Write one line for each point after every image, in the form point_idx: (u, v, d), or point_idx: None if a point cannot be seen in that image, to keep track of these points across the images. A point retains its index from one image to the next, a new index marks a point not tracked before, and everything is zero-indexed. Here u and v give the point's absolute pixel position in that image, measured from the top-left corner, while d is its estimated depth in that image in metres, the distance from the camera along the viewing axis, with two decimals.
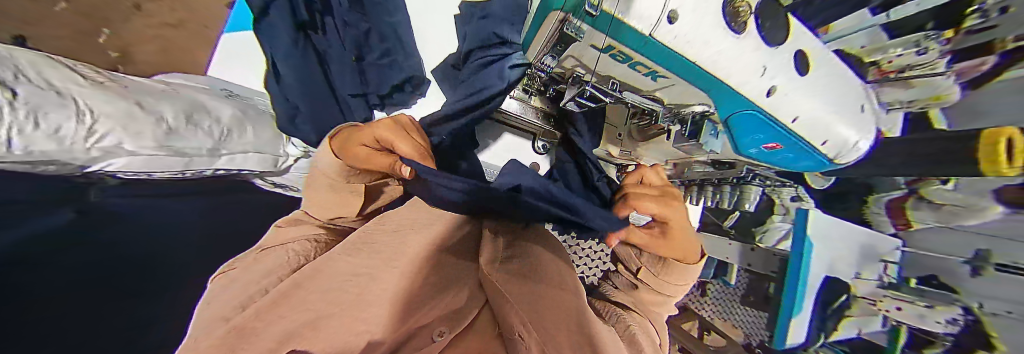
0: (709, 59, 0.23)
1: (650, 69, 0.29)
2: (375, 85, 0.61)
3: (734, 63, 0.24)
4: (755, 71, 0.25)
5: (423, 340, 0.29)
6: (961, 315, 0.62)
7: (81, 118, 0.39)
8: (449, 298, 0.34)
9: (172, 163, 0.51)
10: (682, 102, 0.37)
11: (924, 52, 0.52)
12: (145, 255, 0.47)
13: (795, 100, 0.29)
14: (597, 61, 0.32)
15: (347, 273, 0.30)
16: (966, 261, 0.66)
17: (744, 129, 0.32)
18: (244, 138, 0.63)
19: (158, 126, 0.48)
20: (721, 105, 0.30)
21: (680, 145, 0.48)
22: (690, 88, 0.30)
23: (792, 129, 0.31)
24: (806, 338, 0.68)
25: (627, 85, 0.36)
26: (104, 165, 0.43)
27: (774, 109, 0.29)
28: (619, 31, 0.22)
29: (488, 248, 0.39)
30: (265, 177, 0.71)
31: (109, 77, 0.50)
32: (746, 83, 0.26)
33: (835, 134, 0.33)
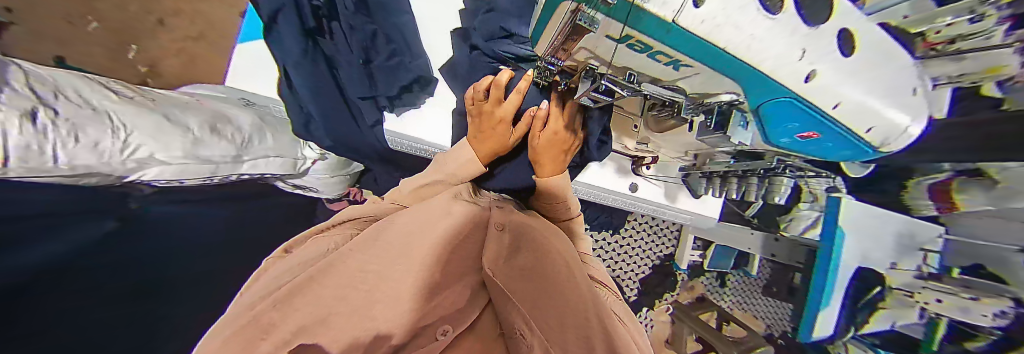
0: (742, 44, 0.21)
1: (672, 59, 0.27)
2: (383, 88, 0.60)
3: (771, 45, 0.22)
4: (793, 55, 0.23)
5: (425, 340, 0.29)
6: (1010, 307, 0.58)
7: (116, 132, 0.41)
8: (453, 295, 0.34)
9: (199, 170, 0.53)
10: (708, 91, 0.34)
11: (980, 19, 0.40)
12: (165, 262, 0.49)
13: (839, 84, 0.26)
14: (613, 53, 0.30)
15: (358, 271, 0.31)
16: (1022, 250, 0.60)
17: (778, 115, 0.30)
18: (264, 144, 0.65)
19: (187, 136, 0.51)
20: (754, 91, 0.28)
21: (705, 137, 0.45)
22: (718, 78, 0.28)
23: (832, 116, 0.29)
24: (834, 331, 0.65)
25: (645, 75, 0.34)
26: (141, 174, 0.45)
27: (814, 96, 0.26)
28: (638, 18, 0.20)
29: (494, 243, 0.41)
30: (286, 180, 0.74)
31: (139, 91, 0.52)
32: (782, 68, 0.24)
33: (882, 119, 0.30)
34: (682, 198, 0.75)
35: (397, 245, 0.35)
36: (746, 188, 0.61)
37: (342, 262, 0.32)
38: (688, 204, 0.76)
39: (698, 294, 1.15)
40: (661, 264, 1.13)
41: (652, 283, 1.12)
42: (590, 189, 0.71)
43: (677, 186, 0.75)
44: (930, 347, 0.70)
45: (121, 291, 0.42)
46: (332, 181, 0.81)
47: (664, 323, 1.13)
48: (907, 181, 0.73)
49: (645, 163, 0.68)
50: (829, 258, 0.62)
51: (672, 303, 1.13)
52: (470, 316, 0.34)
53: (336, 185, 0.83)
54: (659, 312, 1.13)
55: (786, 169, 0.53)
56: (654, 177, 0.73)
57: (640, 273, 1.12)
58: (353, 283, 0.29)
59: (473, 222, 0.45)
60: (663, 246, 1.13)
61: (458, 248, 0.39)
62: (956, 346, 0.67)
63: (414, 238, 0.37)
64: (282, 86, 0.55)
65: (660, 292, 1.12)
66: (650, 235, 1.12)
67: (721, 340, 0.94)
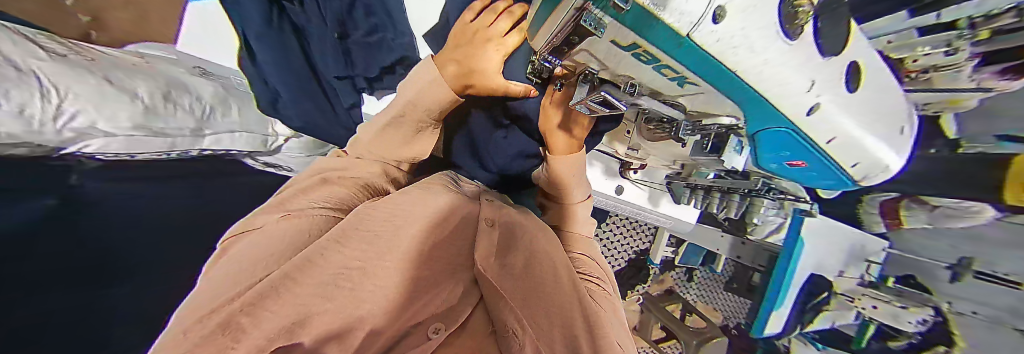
0: (755, 71, 0.19)
1: (678, 74, 0.25)
2: (362, 68, 0.55)
3: (781, 74, 0.20)
4: (802, 86, 0.22)
5: (414, 340, 0.28)
6: (930, 315, 0.67)
7: (47, 96, 0.36)
8: (444, 293, 0.31)
9: (152, 143, 0.49)
10: (706, 111, 0.33)
11: (952, 52, 0.35)
12: (122, 238, 0.46)
13: (838, 119, 0.26)
14: (617, 60, 0.28)
15: (339, 267, 0.27)
16: (949, 267, 0.68)
17: (772, 144, 0.30)
18: (229, 117, 0.59)
19: (136, 104, 0.45)
20: (754, 119, 0.27)
21: (698, 157, 0.48)
22: (718, 98, 0.27)
23: (823, 148, 0.29)
24: (783, 328, 0.72)
25: (646, 86, 0.32)
26: (82, 147, 0.41)
27: (812, 127, 0.26)
28: (650, 32, 0.18)
29: (484, 242, 0.36)
30: (256, 156, 0.69)
31: (75, 48, 0.45)
32: (788, 98, 0.22)
33: (870, 154, 0.30)
34: (664, 203, 0.76)
35: (379, 242, 0.30)
36: (726, 202, 0.66)
37: (321, 257, 0.28)
38: (669, 209, 0.78)
39: (667, 287, 1.20)
40: (636, 258, 1.18)
41: (626, 275, 1.18)
42: None
43: (661, 191, 0.76)
44: (860, 344, 0.79)
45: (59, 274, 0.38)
46: (307, 161, 0.76)
47: (634, 312, 1.20)
48: (862, 196, 0.75)
49: (633, 168, 0.70)
50: (788, 267, 0.66)
51: (643, 294, 1.20)
52: (463, 314, 0.31)
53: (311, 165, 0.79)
54: (630, 302, 1.19)
55: (767, 191, 0.58)
56: (640, 181, 0.73)
57: (616, 266, 1.17)
58: (335, 280, 0.25)
59: (466, 215, 0.41)
60: (640, 241, 1.18)
61: (446, 240, 0.35)
62: (882, 343, 0.76)
63: (395, 230, 0.32)
64: (242, 57, 0.51)
65: (633, 284, 1.18)
66: (630, 230, 1.16)
67: (684, 330, 1.02)
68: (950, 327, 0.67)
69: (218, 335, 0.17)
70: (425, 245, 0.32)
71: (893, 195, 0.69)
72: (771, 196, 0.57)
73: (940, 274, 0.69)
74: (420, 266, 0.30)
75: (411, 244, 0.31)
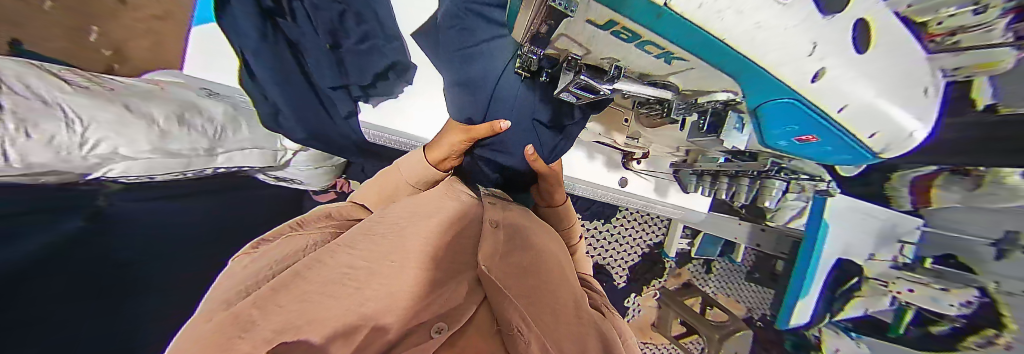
0: (745, 37, 0.18)
1: (663, 49, 0.25)
2: (355, 76, 0.57)
3: (776, 38, 0.19)
4: (802, 51, 0.20)
5: (417, 339, 0.24)
6: (974, 297, 0.61)
7: (72, 126, 0.38)
8: (450, 292, 0.29)
9: (169, 165, 0.51)
10: (699, 88, 0.33)
11: (981, 10, 0.30)
12: (144, 257, 0.49)
13: (847, 85, 0.24)
14: (598, 43, 0.28)
15: (343, 267, 0.27)
16: (992, 243, 0.61)
17: (776, 116, 0.29)
18: (239, 135, 0.62)
19: (153, 129, 0.48)
20: (754, 90, 0.26)
21: (695, 139, 0.46)
22: (712, 72, 0.26)
23: (835, 119, 0.28)
24: (810, 319, 0.69)
25: (635, 67, 0.32)
26: (106, 171, 0.44)
27: (818, 95, 0.25)
28: (626, 2, 0.18)
29: (489, 243, 0.36)
30: (268, 172, 0.72)
31: (96, 80, 0.48)
32: (784, 66, 0.21)
33: (888, 121, 0.29)
34: (671, 193, 0.75)
35: (384, 243, 0.32)
36: (738, 187, 0.63)
37: (326, 259, 0.29)
38: (678, 198, 0.76)
39: (685, 281, 1.17)
40: (650, 252, 1.15)
41: (641, 271, 1.15)
42: (580, 184, 0.71)
43: (668, 181, 0.74)
44: (897, 332, 0.74)
45: (94, 293, 0.40)
46: (316, 173, 0.78)
47: (651, 307, 1.17)
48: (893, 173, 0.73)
49: (635, 158, 0.67)
50: (812, 253, 0.63)
51: (659, 289, 1.16)
52: (468, 311, 0.28)
53: (321, 177, 0.81)
54: (647, 297, 1.16)
55: (779, 172, 0.53)
56: (645, 172, 0.71)
57: (629, 261, 1.14)
58: (341, 280, 0.26)
59: (468, 215, 0.42)
60: (652, 234, 1.14)
61: (448, 237, 0.36)
62: (920, 329, 0.71)
63: (400, 231, 0.34)
64: (242, 77, 0.50)
65: (648, 279, 1.15)
66: (641, 223, 1.13)
67: (704, 324, 0.98)
68: (999, 308, 0.60)
69: (226, 330, 0.18)
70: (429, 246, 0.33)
71: (928, 170, 0.66)
72: (785, 176, 0.54)
73: (987, 252, 0.62)
74: (428, 262, 0.31)
75: (414, 246, 0.32)
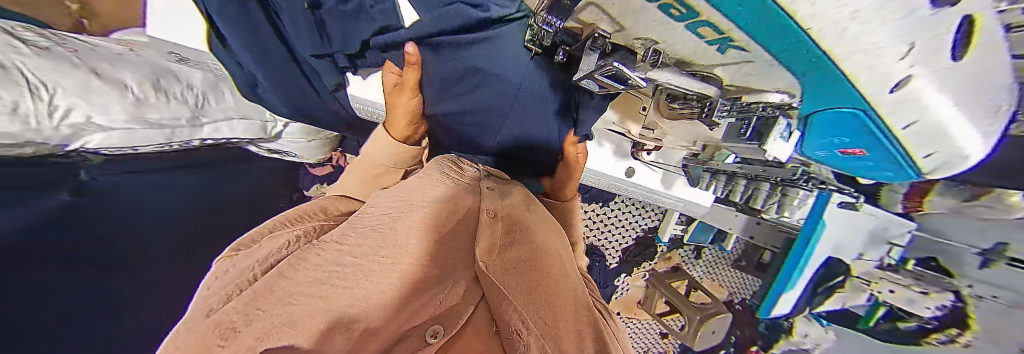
0: (833, 28, 0.15)
1: (721, 34, 0.21)
2: (339, 42, 0.50)
3: (870, 38, 0.16)
4: (894, 56, 0.17)
5: (412, 344, 0.21)
6: (948, 301, 0.62)
7: (37, 92, 0.35)
8: (445, 291, 0.27)
9: (151, 135, 0.48)
10: (750, 86, 0.30)
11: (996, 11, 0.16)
12: (131, 232, 0.48)
13: (931, 101, 0.22)
14: (637, 17, 0.24)
15: (335, 264, 0.27)
16: (979, 252, 0.58)
17: (828, 114, 0.28)
18: (224, 103, 0.58)
19: (126, 96, 0.44)
20: (815, 83, 0.24)
21: (730, 143, 0.44)
22: (771, 66, 0.23)
23: (895, 130, 0.26)
24: (791, 309, 0.73)
25: (676, 54, 0.28)
26: (84, 142, 0.41)
27: (884, 104, 0.23)
28: None
29: (488, 235, 0.35)
30: (259, 144, 0.68)
31: (55, 38, 0.43)
32: (863, 66, 0.19)
33: (952, 144, 0.26)
34: (674, 186, 0.73)
35: (378, 237, 0.31)
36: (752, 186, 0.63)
37: (318, 256, 0.28)
38: (681, 190, 0.74)
39: (674, 264, 1.21)
40: (643, 236, 1.16)
41: (633, 253, 1.17)
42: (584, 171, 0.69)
43: (676, 173, 0.72)
44: (867, 323, 0.78)
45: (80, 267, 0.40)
46: (311, 146, 0.75)
47: (638, 286, 1.22)
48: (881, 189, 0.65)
49: (646, 149, 0.65)
50: (803, 252, 0.63)
51: (649, 271, 1.20)
52: (465, 314, 0.27)
53: (316, 150, 0.78)
54: (636, 277, 1.21)
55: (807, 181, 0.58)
56: (654, 163, 0.70)
57: (623, 243, 1.16)
58: (326, 279, 0.25)
59: (471, 203, 0.41)
60: (649, 219, 1.15)
61: (449, 223, 0.34)
62: (891, 323, 0.75)
63: (395, 225, 0.33)
64: (213, 43, 0.48)
65: (638, 261, 1.18)
66: (639, 208, 1.13)
67: (687, 305, 1.05)
68: (968, 312, 0.61)
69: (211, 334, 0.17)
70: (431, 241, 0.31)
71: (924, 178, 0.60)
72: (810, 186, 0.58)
73: (972, 259, 0.59)
74: (431, 253, 0.29)
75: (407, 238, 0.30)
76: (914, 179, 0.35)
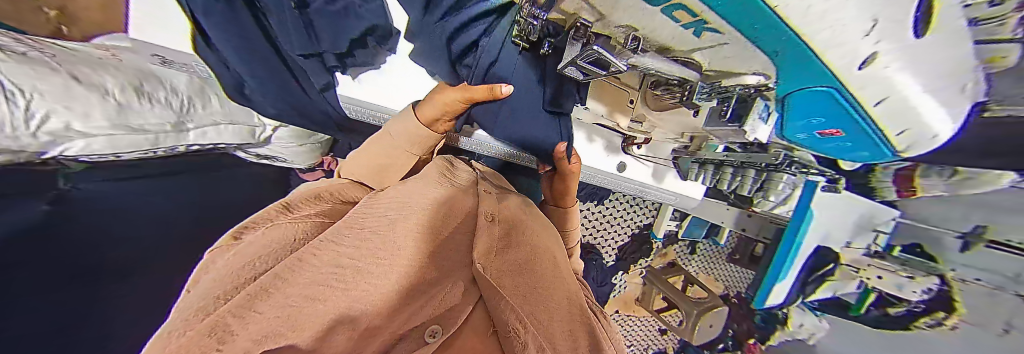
0: (798, 4, 0.16)
1: (695, 17, 0.21)
2: (329, 42, 0.48)
3: (832, 16, 0.16)
4: (857, 33, 0.18)
5: (411, 343, 0.23)
6: (934, 285, 0.61)
7: (12, 98, 0.34)
8: (444, 292, 0.28)
9: (135, 141, 0.48)
10: (729, 70, 0.30)
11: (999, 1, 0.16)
12: (108, 242, 0.45)
13: (898, 81, 0.22)
14: (615, 4, 0.24)
15: (326, 265, 0.26)
16: (961, 236, 0.57)
17: (808, 93, 0.28)
18: (210, 108, 0.57)
19: (108, 101, 0.43)
20: (789, 65, 0.24)
21: (713, 128, 0.45)
22: (747, 48, 0.24)
23: (868, 109, 0.27)
24: (785, 299, 0.74)
25: (655, 39, 0.28)
26: (64, 149, 0.41)
27: (855, 82, 0.23)
28: None
29: (484, 237, 0.34)
30: (247, 149, 0.68)
31: (36, 45, 0.42)
32: (829, 43, 0.19)
33: (919, 122, 0.27)
34: (666, 180, 0.74)
35: (372, 238, 0.30)
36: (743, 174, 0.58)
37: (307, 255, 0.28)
38: (673, 184, 0.75)
39: (670, 260, 1.22)
40: (639, 233, 1.18)
41: (629, 250, 1.18)
42: None
43: (666, 167, 0.73)
44: (858, 311, 0.79)
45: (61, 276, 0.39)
46: (302, 150, 0.74)
47: (636, 284, 1.23)
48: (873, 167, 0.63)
49: (635, 143, 0.66)
50: (794, 241, 0.64)
51: (646, 267, 1.21)
52: (463, 314, 0.28)
53: (307, 154, 0.76)
54: (633, 275, 1.22)
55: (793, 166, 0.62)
56: (644, 157, 0.70)
57: (618, 241, 1.17)
58: (324, 280, 0.24)
59: (466, 203, 0.41)
60: (643, 216, 1.16)
61: (446, 220, 0.35)
62: (880, 309, 0.74)
63: (390, 227, 0.32)
64: (200, 46, 0.47)
65: (635, 258, 1.19)
66: (633, 205, 1.14)
67: (685, 300, 1.06)
68: (953, 295, 0.60)
69: (205, 334, 0.16)
70: (429, 239, 0.31)
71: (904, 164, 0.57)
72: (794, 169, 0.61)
73: (954, 243, 0.58)
74: (431, 254, 0.30)
75: (398, 236, 0.30)
76: (888, 158, 0.36)
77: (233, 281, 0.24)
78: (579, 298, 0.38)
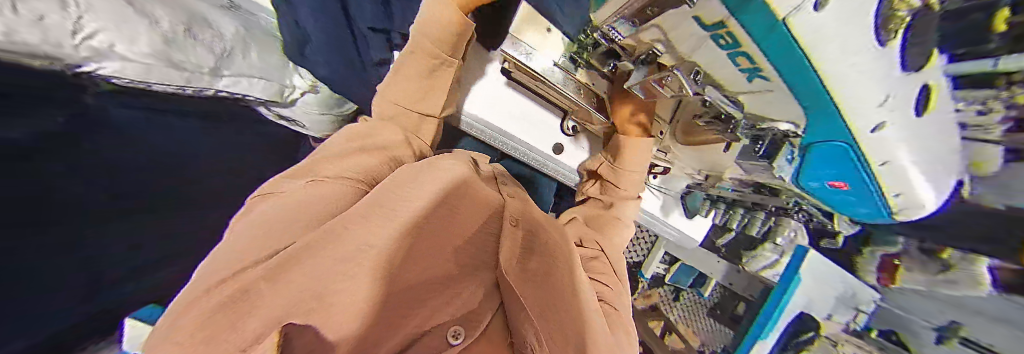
0: (839, 74, 0.19)
1: (753, 64, 0.24)
2: (400, 24, 0.58)
3: (858, 83, 0.20)
4: (873, 101, 0.21)
5: (436, 342, 0.25)
6: None
7: (67, 9, 0.34)
8: (466, 293, 0.31)
9: (169, 76, 0.47)
10: (763, 115, 0.32)
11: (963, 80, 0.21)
12: (89, 174, 0.42)
13: (899, 146, 0.26)
14: (689, 42, 0.27)
15: (358, 243, 0.26)
16: (935, 329, 0.56)
17: (823, 150, 0.31)
18: (249, 60, 0.58)
19: (154, 31, 0.44)
20: (815, 123, 0.27)
21: (745, 162, 0.44)
22: (788, 97, 0.26)
23: (875, 170, 0.29)
24: None
25: (709, 73, 0.30)
26: (98, 67, 0.40)
27: (868, 146, 0.26)
28: (745, 15, 0.17)
29: (509, 242, 0.36)
30: (269, 107, 0.66)
31: None
32: (849, 108, 0.22)
33: (906, 181, 0.30)
34: (671, 215, 0.76)
35: (396, 209, 0.30)
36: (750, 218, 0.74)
37: (341, 225, 0.27)
38: (678, 220, 0.76)
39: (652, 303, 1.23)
40: None
41: None
42: None
43: (675, 202, 0.76)
44: None
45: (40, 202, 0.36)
46: (322, 120, 0.73)
47: None
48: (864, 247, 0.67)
49: (653, 172, 0.68)
50: (778, 303, 0.65)
51: None
52: (483, 319, 0.30)
53: (326, 124, 0.75)
54: None
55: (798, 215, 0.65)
56: (657, 187, 0.73)
57: None
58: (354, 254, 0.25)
59: (490, 199, 0.42)
60: None
61: (444, 216, 0.34)
62: None
63: (402, 203, 0.31)
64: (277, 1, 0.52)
65: None
66: None
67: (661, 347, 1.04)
68: None
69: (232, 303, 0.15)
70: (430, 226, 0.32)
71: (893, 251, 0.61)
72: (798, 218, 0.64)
73: (930, 335, 0.57)
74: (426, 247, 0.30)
75: (412, 217, 0.31)
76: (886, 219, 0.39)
77: (262, 249, 0.25)
78: (592, 318, 0.38)
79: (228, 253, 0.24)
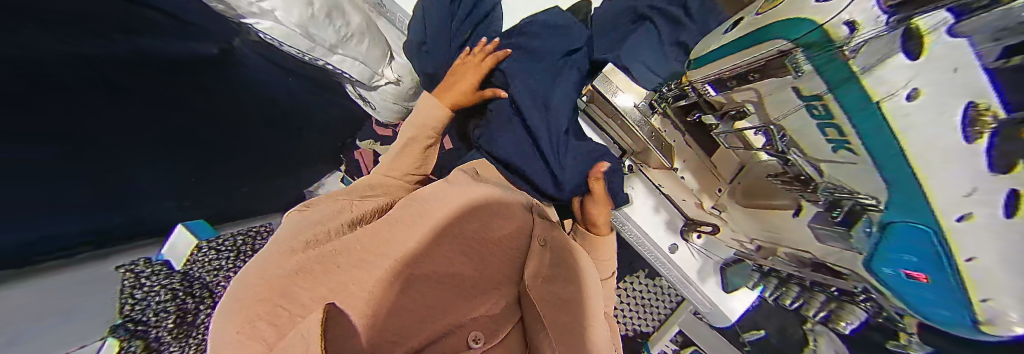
0: (936, 158, 0.15)
1: (842, 136, 0.21)
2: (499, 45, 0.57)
3: (931, 146, 0.15)
4: (954, 186, 0.15)
5: (462, 346, 0.30)
6: None
7: None
8: (485, 303, 0.35)
9: (299, 42, 0.56)
10: (841, 182, 0.25)
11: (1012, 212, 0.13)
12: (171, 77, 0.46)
13: (995, 277, 0.15)
14: (777, 97, 0.27)
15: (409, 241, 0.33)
16: None
17: (905, 239, 0.21)
18: (360, 48, 0.64)
19: (307, 8, 0.54)
20: (894, 199, 0.20)
21: (818, 227, 0.31)
22: (873, 182, 0.21)
23: (973, 303, 0.18)
24: None
25: (797, 143, 0.27)
26: (255, 22, 0.52)
27: (957, 246, 0.16)
28: (847, 85, 0.19)
29: (534, 263, 0.37)
30: (357, 87, 0.75)
31: None
32: (928, 179, 0.16)
33: (994, 296, 0.16)
34: (707, 281, 0.54)
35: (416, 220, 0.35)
36: (804, 298, 0.40)
37: (380, 232, 0.34)
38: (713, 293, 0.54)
39: None
40: None
41: None
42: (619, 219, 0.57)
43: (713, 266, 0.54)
44: None
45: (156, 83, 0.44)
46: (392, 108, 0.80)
47: None
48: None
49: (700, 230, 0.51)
50: None
51: None
52: (501, 332, 0.33)
53: (391, 113, 0.82)
54: None
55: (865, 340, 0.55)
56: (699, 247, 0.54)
57: None
58: (369, 248, 0.32)
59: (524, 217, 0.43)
60: None
61: (477, 227, 0.38)
62: None
63: (419, 222, 0.35)
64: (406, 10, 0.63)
65: None
66: None
67: None
68: None
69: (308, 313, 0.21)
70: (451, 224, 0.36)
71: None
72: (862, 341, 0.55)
73: None
74: (402, 276, 0.31)
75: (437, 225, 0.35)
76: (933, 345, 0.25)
77: (317, 238, 0.32)
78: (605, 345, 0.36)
79: (311, 237, 0.32)
